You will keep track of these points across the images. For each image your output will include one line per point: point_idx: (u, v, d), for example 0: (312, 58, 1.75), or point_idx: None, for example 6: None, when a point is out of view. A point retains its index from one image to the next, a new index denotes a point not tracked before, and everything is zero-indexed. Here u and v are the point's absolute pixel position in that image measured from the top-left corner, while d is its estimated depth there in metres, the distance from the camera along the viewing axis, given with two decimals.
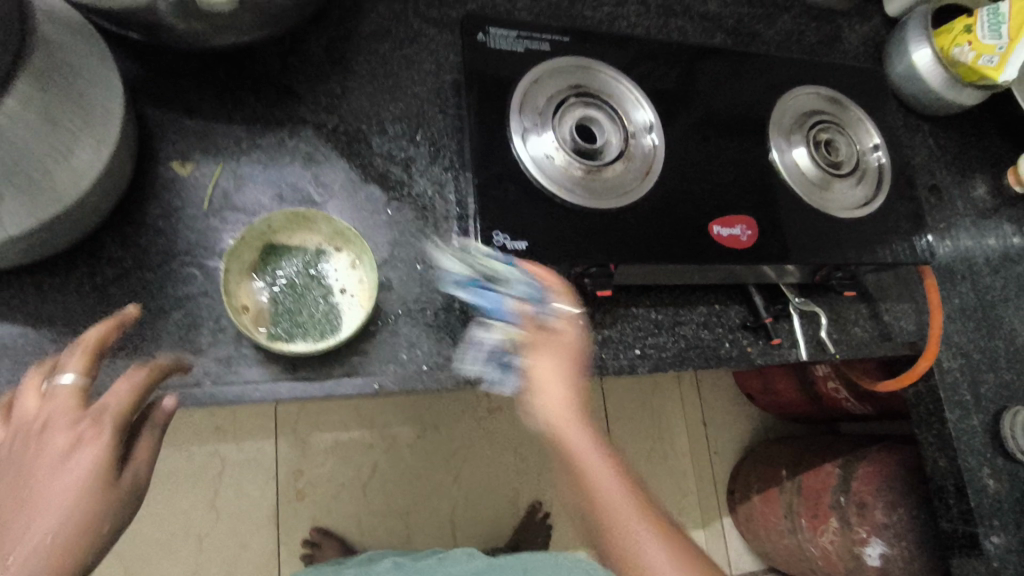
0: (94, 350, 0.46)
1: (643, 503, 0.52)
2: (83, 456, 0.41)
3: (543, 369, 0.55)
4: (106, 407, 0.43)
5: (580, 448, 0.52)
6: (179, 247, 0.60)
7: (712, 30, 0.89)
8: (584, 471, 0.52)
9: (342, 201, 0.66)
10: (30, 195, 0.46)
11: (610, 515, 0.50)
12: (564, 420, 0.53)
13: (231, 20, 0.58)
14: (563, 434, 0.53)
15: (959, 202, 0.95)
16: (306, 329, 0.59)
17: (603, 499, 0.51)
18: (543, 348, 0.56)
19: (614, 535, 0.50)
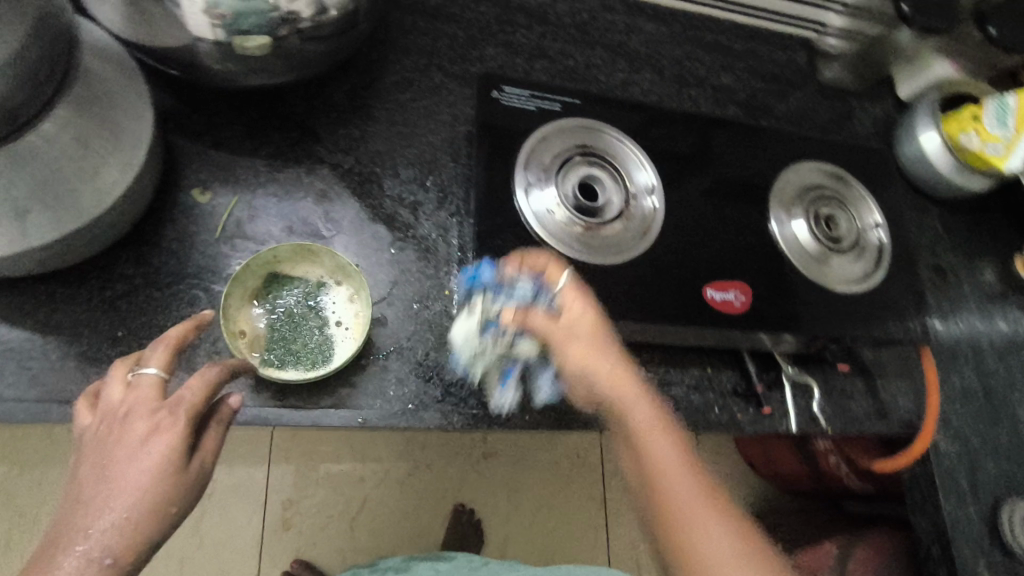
0: (174, 346, 0.50)
1: (694, 465, 0.59)
2: (156, 445, 0.45)
3: (588, 350, 0.61)
4: (181, 401, 0.47)
5: (628, 397, 0.61)
6: (188, 269, 0.63)
7: (724, 101, 0.92)
8: (638, 428, 0.60)
9: (349, 238, 0.69)
10: (55, 210, 0.50)
11: (653, 461, 0.58)
12: (626, 383, 0.61)
13: (264, 64, 0.63)
14: (617, 396, 0.61)
15: (965, 285, 0.95)
16: (299, 357, 0.61)
17: (656, 450, 0.59)
18: (577, 333, 0.62)
19: (664, 482, 0.58)
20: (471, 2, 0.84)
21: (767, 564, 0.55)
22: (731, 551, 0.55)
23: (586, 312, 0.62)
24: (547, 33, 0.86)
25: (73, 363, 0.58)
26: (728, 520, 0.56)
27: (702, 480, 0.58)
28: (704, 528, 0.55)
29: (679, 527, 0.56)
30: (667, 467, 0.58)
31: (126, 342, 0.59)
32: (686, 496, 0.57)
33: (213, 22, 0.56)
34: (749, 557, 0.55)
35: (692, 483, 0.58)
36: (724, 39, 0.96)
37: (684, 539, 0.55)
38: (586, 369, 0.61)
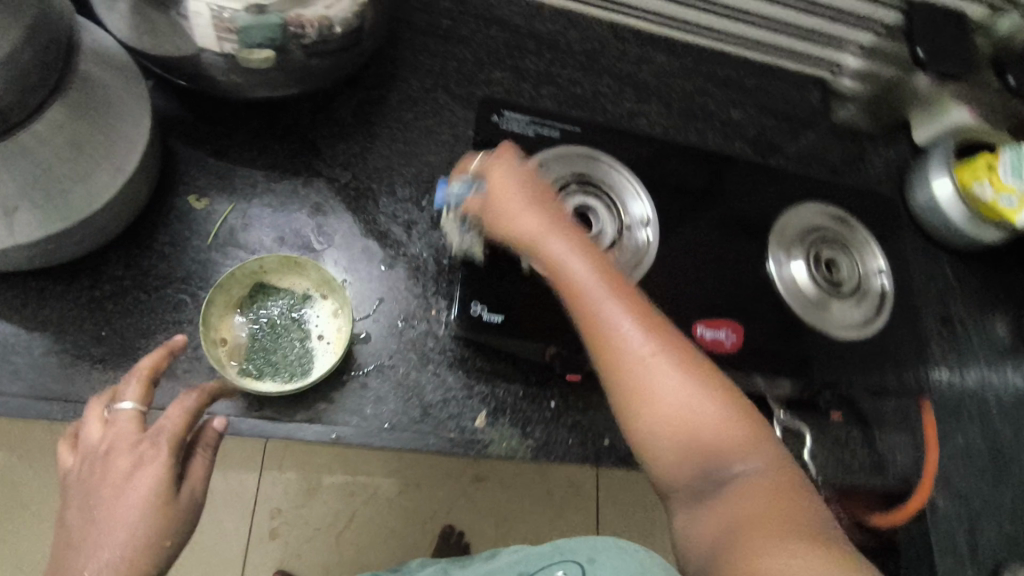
0: (148, 378, 0.51)
1: (634, 304, 0.51)
2: (142, 478, 0.46)
3: (512, 212, 0.57)
4: (161, 431, 0.48)
5: (556, 253, 0.54)
6: (177, 274, 0.63)
7: (733, 137, 0.91)
8: (564, 274, 0.53)
9: (340, 252, 0.69)
10: (45, 210, 0.50)
11: (592, 318, 0.51)
12: (547, 231, 0.55)
13: (266, 77, 0.64)
14: (541, 246, 0.55)
15: (974, 339, 0.92)
16: (278, 369, 0.61)
17: (588, 294, 0.51)
18: (501, 197, 0.58)
19: (597, 326, 0.50)
20: (482, 25, 0.84)
21: (723, 406, 0.48)
22: (689, 406, 0.47)
23: (508, 175, 0.59)
24: (556, 60, 0.86)
25: (56, 360, 0.58)
26: (679, 363, 0.48)
27: (630, 304, 0.51)
28: (649, 374, 0.48)
29: (613, 369, 0.49)
30: (612, 327, 0.50)
31: (109, 342, 0.60)
32: (637, 356, 0.49)
33: (219, 35, 0.57)
34: (701, 397, 0.47)
35: (627, 322, 0.50)
36: (736, 74, 0.96)
37: (632, 397, 0.48)
38: (510, 228, 0.57)
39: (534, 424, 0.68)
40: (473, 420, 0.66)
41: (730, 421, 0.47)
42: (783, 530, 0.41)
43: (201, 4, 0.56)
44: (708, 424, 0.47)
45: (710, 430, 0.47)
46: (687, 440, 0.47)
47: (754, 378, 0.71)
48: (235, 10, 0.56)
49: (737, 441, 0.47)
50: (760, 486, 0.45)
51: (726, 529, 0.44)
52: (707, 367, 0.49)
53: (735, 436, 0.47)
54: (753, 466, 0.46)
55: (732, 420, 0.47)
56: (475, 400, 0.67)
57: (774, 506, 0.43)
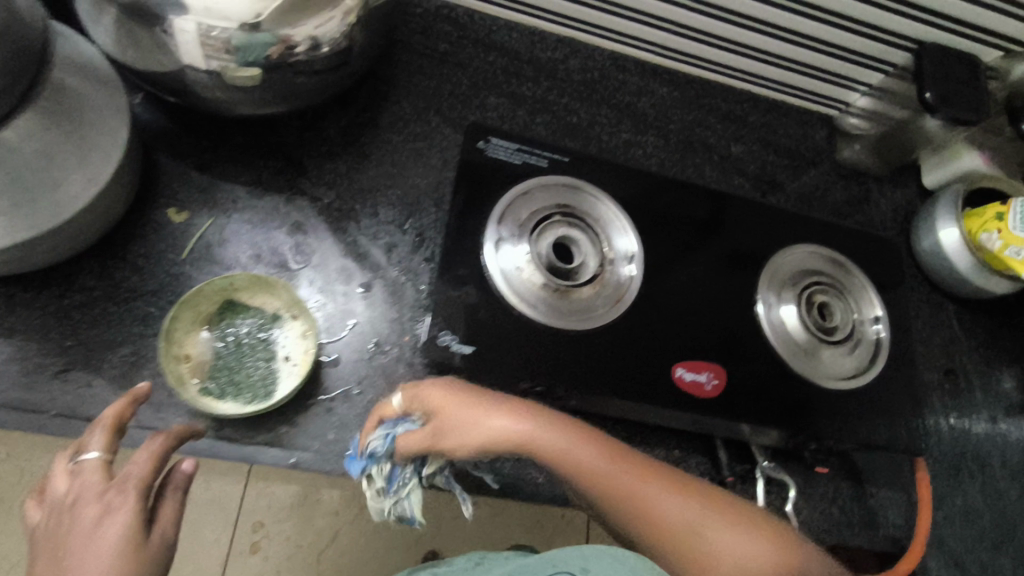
0: (112, 427, 0.49)
1: (645, 470, 0.51)
2: (111, 525, 0.42)
3: (456, 410, 0.52)
4: (128, 476, 0.45)
5: (515, 436, 0.51)
6: (149, 287, 0.63)
7: (731, 172, 0.89)
8: (571, 465, 0.50)
9: (315, 272, 0.68)
10: (10, 219, 0.50)
11: (597, 494, 0.49)
12: (523, 420, 0.52)
13: (251, 95, 0.64)
14: (526, 440, 0.51)
15: (979, 393, 0.88)
16: (240, 390, 0.60)
17: (606, 480, 0.50)
18: (460, 411, 0.52)
19: (629, 509, 0.49)
20: (480, 50, 0.83)
21: (760, 532, 0.47)
22: (715, 537, 0.47)
23: (444, 389, 0.54)
24: (554, 88, 0.85)
25: (19, 368, 0.58)
26: (709, 511, 0.48)
27: (623, 467, 0.50)
28: (694, 540, 0.47)
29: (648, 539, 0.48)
30: (614, 497, 0.49)
31: (74, 353, 0.59)
32: (644, 510, 0.48)
33: (205, 51, 0.57)
34: (740, 530, 0.47)
35: (652, 489, 0.49)
36: (740, 108, 0.94)
37: (696, 574, 0.45)
38: (477, 432, 0.51)
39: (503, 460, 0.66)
40: None
41: (770, 543, 0.46)
42: None
43: (190, 21, 0.56)
44: (761, 555, 0.46)
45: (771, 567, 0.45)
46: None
47: (736, 425, 0.68)
48: (229, 28, 0.57)
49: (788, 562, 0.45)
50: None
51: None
52: (724, 499, 0.50)
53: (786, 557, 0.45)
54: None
55: (775, 546, 0.46)
56: None
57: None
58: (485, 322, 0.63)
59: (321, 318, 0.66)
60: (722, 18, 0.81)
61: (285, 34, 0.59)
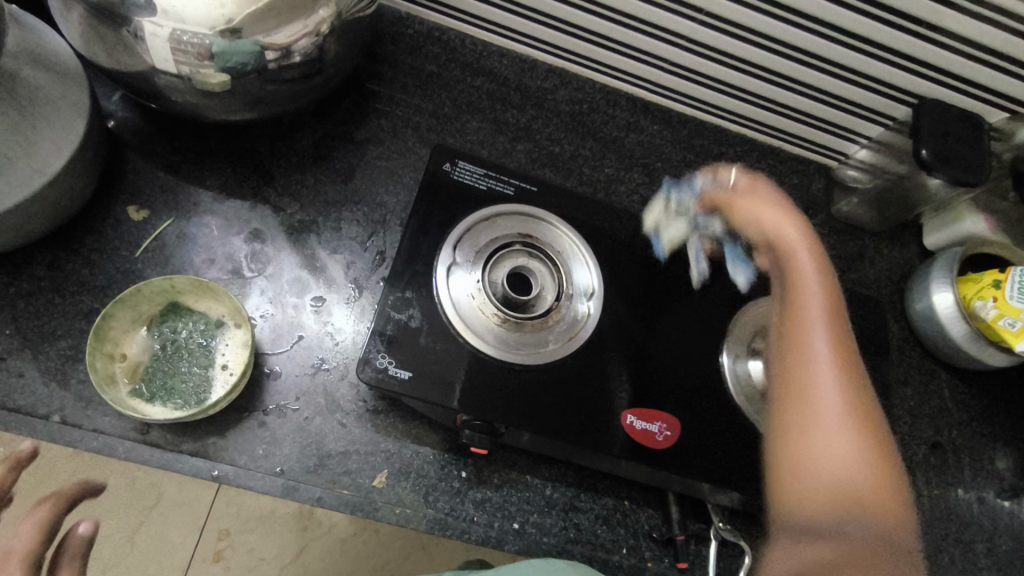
0: None
1: (845, 358, 0.56)
2: None
3: (773, 213, 0.63)
4: None
5: (806, 281, 0.60)
6: (95, 282, 0.63)
7: None
8: (800, 304, 0.59)
9: (267, 282, 0.67)
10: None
11: (806, 339, 0.57)
12: (795, 252, 0.61)
13: (220, 103, 0.64)
14: (792, 271, 0.60)
15: (968, 471, 0.82)
16: (170, 395, 0.59)
17: (801, 334, 0.58)
18: (752, 205, 0.64)
19: (800, 361, 0.56)
20: (467, 74, 0.83)
21: (877, 469, 0.52)
22: (845, 442, 0.52)
23: (766, 205, 0.63)
24: (539, 117, 0.85)
25: None
26: (856, 424, 0.53)
27: (843, 358, 0.56)
28: (825, 418, 0.53)
29: (799, 386, 0.55)
30: (812, 353, 0.56)
31: (11, 341, 0.59)
32: (822, 383, 0.55)
33: (176, 57, 0.57)
34: (862, 455, 0.52)
35: (829, 370, 0.55)
36: (734, 152, 0.91)
37: (794, 437, 0.54)
38: (767, 230, 0.62)
39: (438, 493, 0.63)
40: (372, 479, 0.62)
41: (875, 490, 0.51)
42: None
43: (161, 26, 0.55)
44: (860, 476, 0.51)
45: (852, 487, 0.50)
46: (831, 480, 0.51)
47: (691, 482, 0.64)
48: (205, 34, 0.56)
49: (874, 502, 0.50)
50: (865, 535, 0.48)
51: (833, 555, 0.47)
52: (880, 440, 0.54)
53: (881, 507, 0.50)
54: (870, 524, 0.49)
55: (880, 486, 0.51)
56: (379, 457, 0.63)
57: (863, 554, 0.47)
58: (427, 348, 0.61)
59: (267, 327, 0.65)
60: (715, 59, 0.78)
61: (263, 42, 0.59)
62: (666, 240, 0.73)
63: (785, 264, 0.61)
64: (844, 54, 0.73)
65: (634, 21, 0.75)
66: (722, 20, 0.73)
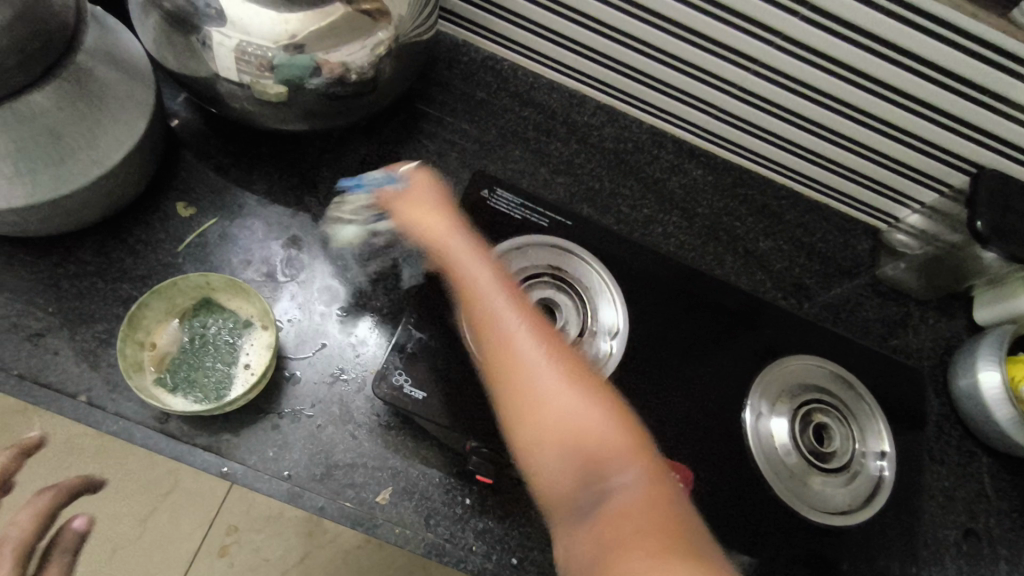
0: None
1: (535, 322, 0.50)
2: None
3: (428, 213, 0.58)
4: None
5: (468, 266, 0.54)
6: (137, 271, 0.65)
7: (753, 269, 0.85)
8: (472, 287, 0.52)
9: (298, 287, 0.68)
10: (33, 181, 0.56)
11: (488, 325, 0.49)
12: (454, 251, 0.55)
13: (276, 113, 0.66)
14: (456, 262, 0.54)
15: (1004, 564, 0.77)
16: (192, 388, 0.61)
17: (485, 313, 0.50)
18: (417, 213, 0.58)
19: (493, 350, 0.48)
20: (516, 105, 0.85)
21: (615, 419, 0.45)
22: (565, 408, 0.44)
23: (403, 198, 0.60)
24: (582, 152, 0.85)
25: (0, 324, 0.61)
26: (578, 383, 0.46)
27: (534, 323, 0.49)
28: (540, 402, 0.45)
29: (505, 375, 0.47)
30: (501, 333, 0.48)
31: (52, 319, 0.62)
32: (523, 362, 0.47)
33: (239, 66, 0.60)
34: (596, 412, 0.45)
35: (527, 341, 0.47)
36: (778, 204, 0.89)
37: (527, 435, 0.45)
38: (431, 234, 0.57)
39: (440, 517, 0.62)
40: (375, 495, 0.62)
41: (618, 444, 0.44)
42: (666, 551, 0.39)
43: (229, 37, 0.59)
44: (602, 439, 0.44)
45: (603, 457, 0.43)
46: (571, 462, 0.44)
47: None
48: (267, 47, 0.59)
49: (625, 457, 0.44)
50: (631, 497, 0.42)
51: (596, 542, 0.41)
52: (597, 380, 0.47)
53: (629, 451, 0.44)
54: (629, 480, 0.43)
55: (624, 435, 0.45)
56: (385, 473, 0.63)
57: (639, 524, 0.40)
58: (444, 370, 0.61)
59: (293, 332, 0.66)
60: (764, 110, 0.78)
61: (320, 59, 0.61)
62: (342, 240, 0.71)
63: (447, 256, 0.55)
64: (897, 115, 0.72)
65: (686, 65, 0.75)
66: (772, 71, 0.72)
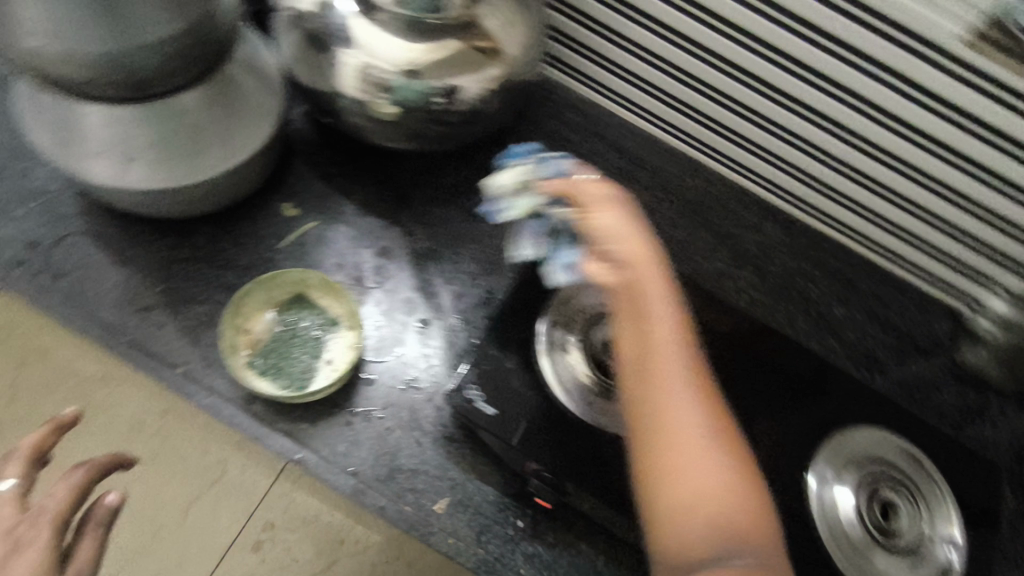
0: (29, 458, 0.54)
1: (697, 367, 0.48)
2: (18, 561, 0.47)
3: (613, 211, 0.53)
4: (42, 511, 0.50)
5: (648, 278, 0.50)
6: (240, 262, 0.70)
7: (824, 334, 0.84)
8: (648, 304, 0.49)
9: (383, 295, 0.72)
10: (171, 168, 0.61)
11: (658, 351, 0.47)
12: (643, 257, 0.50)
13: (386, 130, 0.71)
14: (636, 269, 0.50)
15: None
16: (279, 373, 0.64)
17: (655, 337, 0.48)
18: (599, 206, 0.54)
19: (657, 381, 0.47)
20: (603, 148, 0.88)
21: (749, 492, 0.46)
22: (713, 469, 0.45)
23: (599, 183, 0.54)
24: (663, 200, 0.87)
25: (116, 295, 0.66)
26: (723, 447, 0.46)
27: (697, 368, 0.48)
28: (694, 453, 0.45)
29: (661, 412, 0.46)
30: (672, 369, 0.47)
31: (161, 296, 0.67)
32: (684, 408, 0.46)
33: (361, 86, 0.66)
34: (735, 480, 0.45)
35: (688, 387, 0.47)
36: (854, 274, 0.88)
37: (665, 479, 0.45)
38: (613, 232, 0.52)
39: (492, 535, 0.63)
40: (433, 503, 0.63)
41: (745, 519, 0.45)
42: None
43: (356, 59, 0.64)
44: (735, 509, 0.45)
45: (731, 525, 0.44)
46: (710, 522, 0.44)
47: None
48: (388, 70, 0.64)
49: (749, 532, 0.44)
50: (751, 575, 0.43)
51: None
52: (737, 446, 0.47)
53: (755, 528, 0.45)
54: (750, 557, 0.44)
55: (751, 509, 0.45)
56: (444, 484, 0.64)
57: None
58: (516, 390, 0.63)
59: (374, 336, 0.69)
60: (851, 181, 0.77)
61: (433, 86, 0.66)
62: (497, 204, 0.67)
63: (627, 256, 0.50)
64: (991, 197, 0.70)
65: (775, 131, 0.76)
66: (860, 141, 0.71)
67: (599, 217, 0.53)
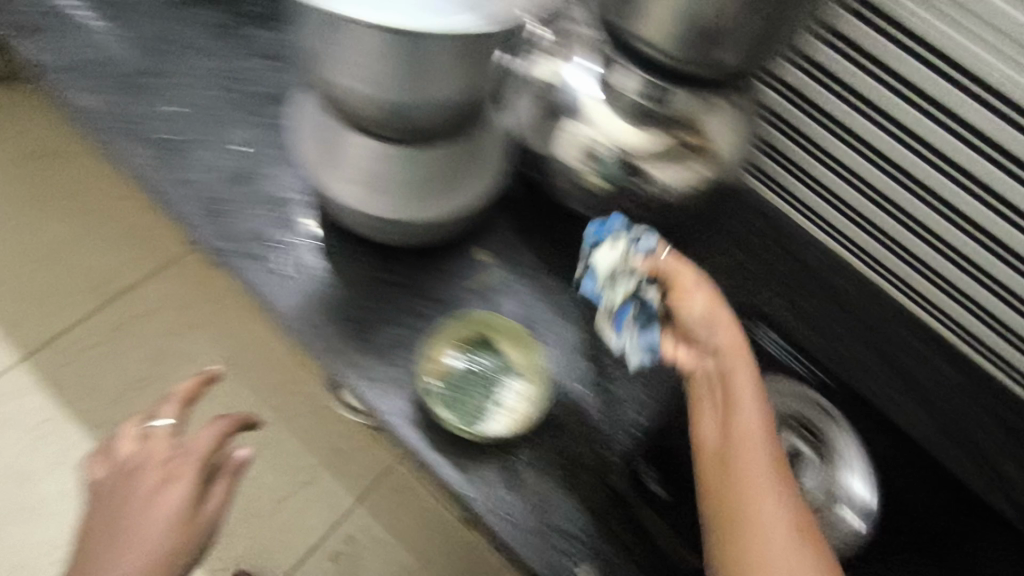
0: (180, 401, 0.73)
1: (781, 465, 0.56)
2: (170, 489, 0.64)
3: (711, 313, 0.63)
4: (190, 453, 0.67)
5: (740, 382, 0.59)
6: (433, 295, 0.75)
7: (992, 491, 0.78)
8: (737, 406, 0.58)
9: (558, 353, 0.75)
10: (412, 202, 0.68)
11: (742, 447, 0.56)
12: (736, 362, 0.60)
13: (594, 201, 0.75)
14: (728, 375, 0.60)
15: None
16: (461, 409, 0.68)
17: (742, 436, 0.56)
18: (696, 308, 0.63)
19: (740, 475, 0.55)
20: None
21: None
22: (791, 560, 0.51)
23: (698, 287, 0.64)
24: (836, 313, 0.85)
25: (324, 301, 0.73)
26: (804, 542, 0.52)
27: (780, 466, 0.56)
28: (772, 544, 0.51)
29: (743, 501, 0.54)
30: (755, 464, 0.55)
31: (363, 310, 0.73)
32: (765, 500, 0.53)
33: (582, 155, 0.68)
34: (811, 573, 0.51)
35: (771, 483, 0.54)
36: None
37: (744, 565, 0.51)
38: (711, 335, 0.62)
39: None
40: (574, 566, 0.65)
41: None
42: None
43: (585, 130, 0.66)
44: None
45: None
46: None
47: None
48: (613, 149, 0.66)
49: None
50: None
51: None
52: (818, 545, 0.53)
53: None
54: None
55: None
56: (587, 550, 0.66)
57: None
58: None
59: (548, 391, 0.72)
60: None
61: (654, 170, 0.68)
62: (601, 278, 0.66)
63: (722, 363, 0.61)
64: None
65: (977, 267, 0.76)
66: None
67: (696, 319, 0.63)
